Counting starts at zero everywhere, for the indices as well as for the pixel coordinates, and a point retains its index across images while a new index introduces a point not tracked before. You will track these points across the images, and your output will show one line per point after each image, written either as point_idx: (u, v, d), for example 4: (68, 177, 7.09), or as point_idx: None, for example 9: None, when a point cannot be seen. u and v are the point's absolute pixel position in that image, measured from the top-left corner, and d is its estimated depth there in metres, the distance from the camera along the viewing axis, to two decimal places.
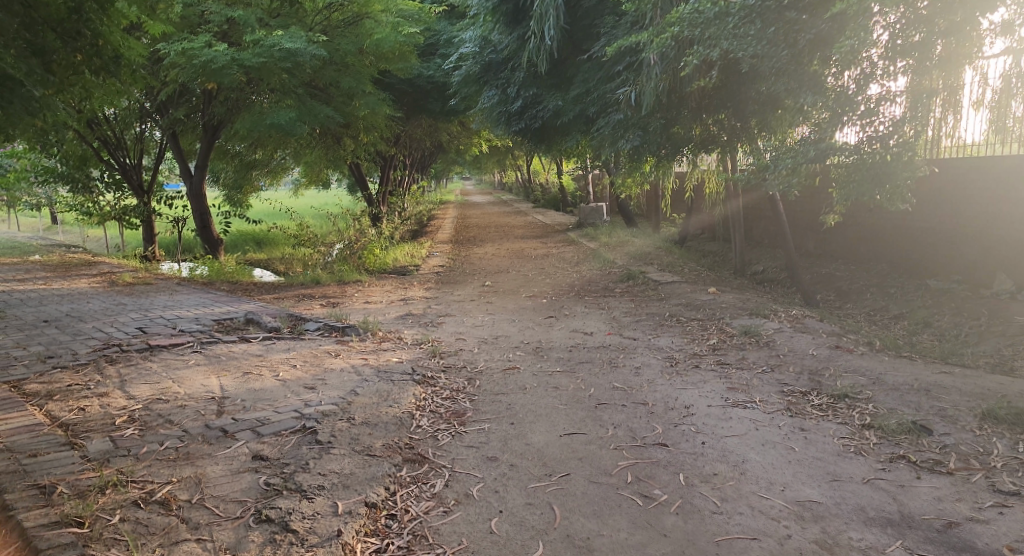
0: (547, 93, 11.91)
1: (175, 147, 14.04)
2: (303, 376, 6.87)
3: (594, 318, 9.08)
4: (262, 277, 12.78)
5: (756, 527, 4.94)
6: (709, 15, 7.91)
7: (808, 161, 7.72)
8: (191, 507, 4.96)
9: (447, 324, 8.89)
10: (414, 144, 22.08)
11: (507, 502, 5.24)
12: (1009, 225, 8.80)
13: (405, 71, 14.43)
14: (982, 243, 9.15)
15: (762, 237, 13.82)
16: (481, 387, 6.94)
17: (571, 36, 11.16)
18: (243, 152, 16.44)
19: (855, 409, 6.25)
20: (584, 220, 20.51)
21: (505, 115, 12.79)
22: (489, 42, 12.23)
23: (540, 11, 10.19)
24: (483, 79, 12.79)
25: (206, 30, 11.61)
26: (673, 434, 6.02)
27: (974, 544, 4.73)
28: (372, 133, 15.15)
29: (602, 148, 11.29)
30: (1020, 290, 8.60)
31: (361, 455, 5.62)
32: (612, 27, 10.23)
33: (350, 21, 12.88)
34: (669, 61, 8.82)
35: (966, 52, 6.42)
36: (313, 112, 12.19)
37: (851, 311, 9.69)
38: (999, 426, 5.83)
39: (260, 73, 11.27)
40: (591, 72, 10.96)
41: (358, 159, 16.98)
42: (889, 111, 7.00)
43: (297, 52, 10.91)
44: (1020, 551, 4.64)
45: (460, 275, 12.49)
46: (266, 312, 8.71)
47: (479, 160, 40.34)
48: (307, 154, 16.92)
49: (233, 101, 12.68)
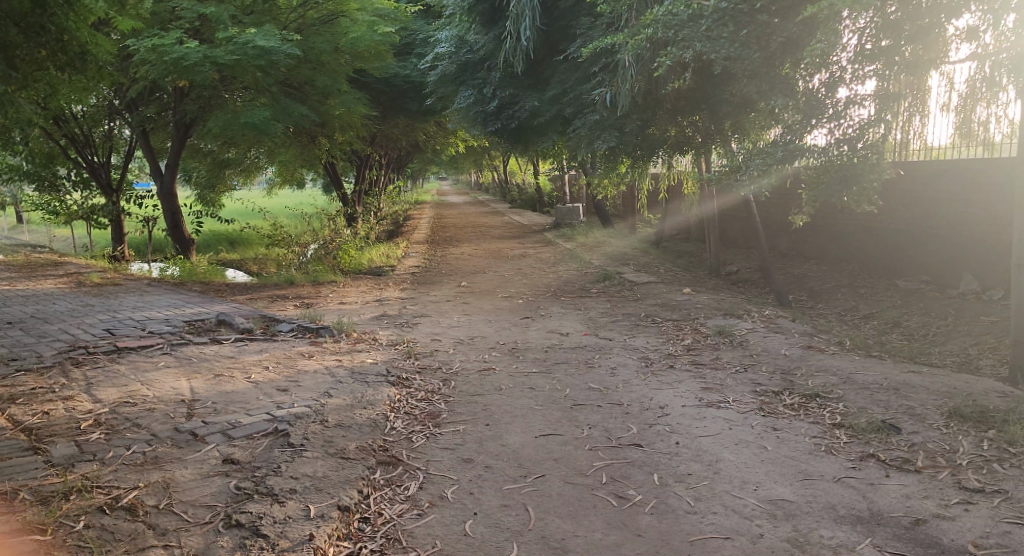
0: (524, 94, 11.87)
1: (144, 145, 13.67)
2: (275, 378, 6.78)
3: (570, 318, 9.09)
4: (234, 277, 12.59)
5: (728, 526, 4.98)
6: (683, 17, 7.97)
7: (779, 163, 7.68)
8: (159, 513, 4.88)
9: (423, 325, 8.84)
10: (390, 145, 21.94)
11: (483, 503, 5.24)
12: (974, 227, 8.98)
13: (381, 71, 14.42)
14: (948, 243, 9.34)
15: (736, 237, 13.94)
16: (457, 388, 6.91)
17: (547, 37, 11.21)
18: (215, 151, 16.17)
19: (826, 408, 6.34)
20: (560, 220, 20.54)
21: (481, 116, 12.75)
22: (465, 42, 12.27)
23: (517, 11, 10.11)
24: (459, 79, 12.71)
25: (177, 26, 11.40)
26: (648, 434, 6.06)
27: (941, 540, 4.80)
28: (349, 132, 15.02)
29: (578, 150, 11.31)
30: (985, 289, 8.81)
31: (334, 458, 5.60)
32: (588, 28, 10.26)
33: (325, 20, 12.75)
34: (644, 62, 8.82)
35: (933, 58, 6.53)
36: (288, 111, 12.04)
37: (823, 311, 9.67)
38: (964, 424, 5.94)
39: (233, 71, 11.14)
40: (567, 73, 11.04)
41: (333, 158, 16.82)
42: (857, 114, 7.07)
43: (271, 50, 10.81)
44: (984, 547, 4.72)
45: (436, 276, 12.39)
46: (239, 313, 8.60)
47: (456, 162, 40.22)
48: (282, 155, 16.68)
49: (205, 99, 12.24)
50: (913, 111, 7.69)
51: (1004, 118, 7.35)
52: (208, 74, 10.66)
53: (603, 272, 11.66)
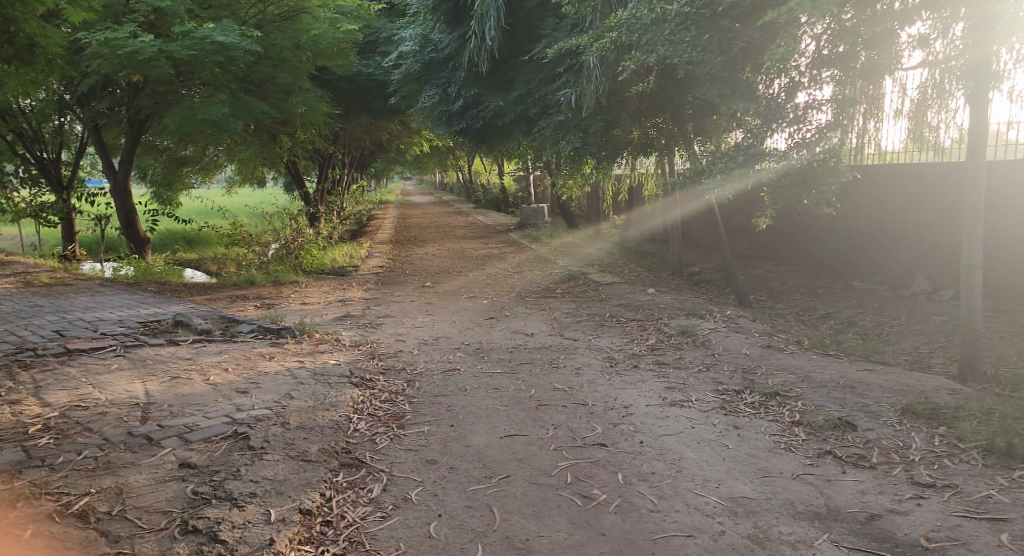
0: (488, 93, 11.75)
1: (96, 140, 13.24)
2: (234, 380, 6.67)
3: (534, 319, 9.10)
4: (191, 277, 12.32)
5: (691, 524, 5.04)
6: (646, 21, 7.92)
7: (738, 167, 7.74)
8: (111, 519, 4.78)
9: (387, 325, 8.77)
10: (354, 144, 21.74)
11: (447, 506, 5.22)
12: (925, 228, 9.23)
13: (343, 69, 14.21)
14: (900, 245, 9.58)
15: (699, 238, 14.09)
16: (421, 389, 6.87)
17: (513, 36, 11.29)
18: (172, 149, 15.73)
19: (786, 406, 6.46)
20: (525, 220, 20.57)
21: (445, 116, 12.54)
22: (430, 40, 12.06)
23: (481, 10, 10.05)
24: (424, 78, 12.56)
25: (132, 20, 11.10)
26: (612, 434, 6.11)
27: (895, 534, 4.92)
28: (311, 130, 14.83)
29: (542, 149, 11.34)
30: (936, 289, 9.07)
31: (296, 461, 5.54)
32: (553, 30, 10.33)
33: (287, 16, 12.63)
34: (608, 65, 8.90)
35: (887, 65, 6.63)
36: (248, 108, 11.81)
37: (783, 310, 9.69)
38: (917, 420, 6.11)
39: (190, 67, 10.90)
40: (531, 74, 11.15)
41: (296, 156, 16.59)
42: (816, 119, 7.10)
43: (229, 46, 10.66)
44: (935, 540, 4.85)
45: (400, 277, 12.25)
46: (196, 314, 8.43)
47: (420, 161, 39.99)
48: (242, 153, 16.37)
49: (161, 94, 11.88)
50: (871, 119, 7.77)
51: (953, 123, 7.45)
52: (165, 69, 10.46)
53: (567, 272, 11.74)
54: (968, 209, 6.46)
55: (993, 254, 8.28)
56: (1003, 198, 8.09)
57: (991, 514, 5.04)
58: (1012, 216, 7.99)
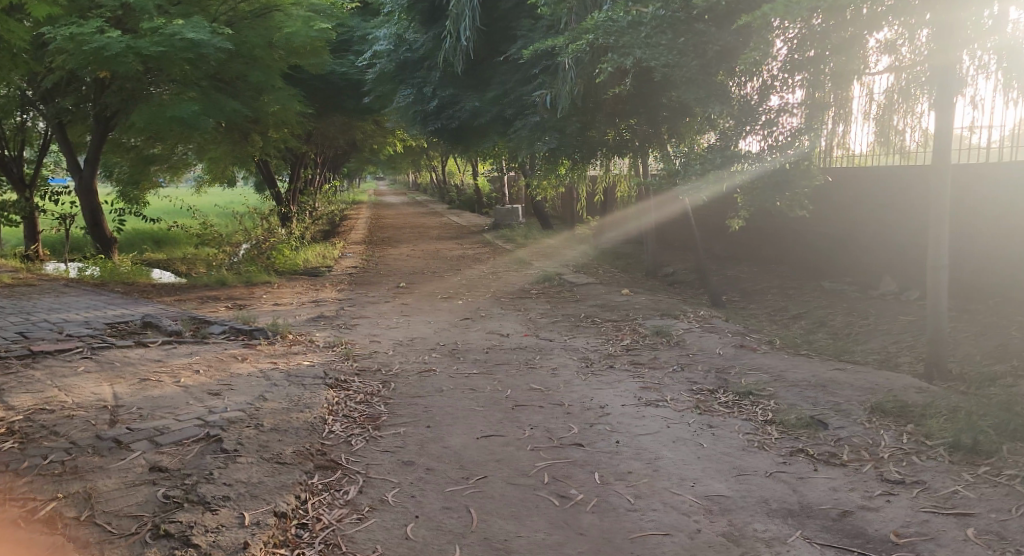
0: (463, 94, 11.74)
1: (61, 138, 12.92)
2: (206, 382, 6.56)
3: (510, 320, 9.09)
4: (160, 278, 12.11)
5: (668, 522, 5.08)
6: (623, 24, 8.07)
7: (716, 168, 7.69)
8: (79, 525, 4.68)
9: (362, 326, 8.71)
10: (327, 144, 21.59)
11: (424, 507, 5.19)
12: (893, 230, 9.39)
13: (318, 68, 14.15)
14: (870, 246, 9.73)
15: (674, 240, 14.20)
16: (397, 390, 6.84)
17: (488, 36, 11.32)
18: (138, 147, 15.08)
19: (759, 405, 6.54)
20: (500, 221, 20.60)
21: (421, 116, 12.54)
22: (404, 40, 12.00)
23: (456, 10, 10.01)
24: (399, 77, 12.53)
25: (98, 15, 10.87)
26: (589, 434, 6.13)
27: (866, 530, 4.99)
28: (283, 128, 14.74)
29: (519, 150, 11.44)
30: (903, 289, 9.19)
31: (270, 464, 5.47)
32: (529, 30, 10.32)
33: (258, 13, 12.50)
34: (584, 66, 9.00)
35: (855, 69, 6.67)
36: (219, 106, 11.63)
37: (755, 310, 9.82)
38: (886, 418, 6.23)
39: (159, 63, 10.72)
40: (507, 74, 11.20)
41: (268, 155, 16.44)
42: (788, 122, 7.17)
43: (200, 43, 10.50)
44: (905, 535, 4.93)
45: (374, 277, 12.20)
46: (165, 315, 8.29)
47: (391, 162, 39.86)
48: (210, 154, 15.94)
49: (129, 92, 11.59)
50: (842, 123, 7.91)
51: (919, 127, 7.56)
52: (132, 66, 10.24)
53: (542, 273, 11.78)
54: (935, 212, 6.59)
55: (958, 256, 8.44)
56: (968, 201, 8.25)
57: (958, 510, 5.13)
58: (976, 218, 8.17)
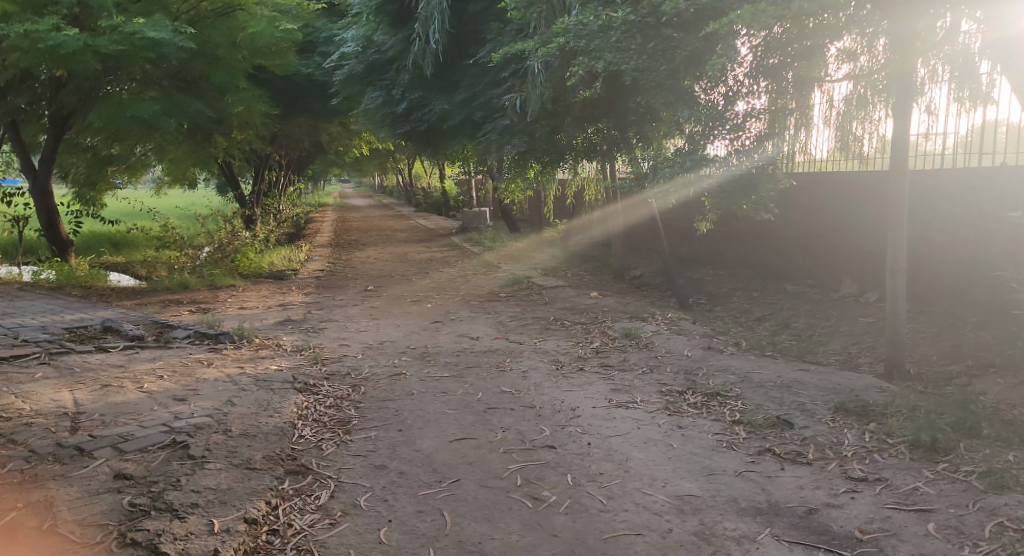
0: (432, 96, 11.57)
1: (14, 137, 12.45)
2: (171, 387, 6.43)
3: (480, 323, 9.07)
4: (119, 281, 11.83)
5: (640, 523, 5.12)
6: (594, 28, 8.10)
7: (686, 171, 7.92)
8: (41, 535, 4.53)
9: (330, 330, 8.61)
10: (291, 145, 21.28)
11: (397, 511, 5.15)
12: (852, 233, 9.61)
13: (282, 68, 13.93)
14: (830, 250, 9.93)
15: (640, 242, 14.30)
16: (367, 394, 6.77)
17: (456, 40, 11.06)
18: (95, 147, 14.40)
19: (726, 406, 6.64)
20: (467, 224, 20.49)
21: (389, 117, 12.60)
22: (372, 42, 11.89)
23: (425, 14, 10.13)
24: (366, 79, 12.49)
25: (54, 11, 10.48)
26: (560, 436, 6.15)
27: (831, 527, 5.09)
28: (247, 129, 14.50)
29: (488, 153, 11.67)
30: (862, 292, 9.42)
31: (239, 469, 5.37)
32: (498, 34, 10.30)
33: (221, 12, 12.35)
34: (553, 71, 9.28)
35: (816, 75, 6.84)
36: (181, 106, 11.36)
37: (720, 312, 10.02)
38: (849, 418, 6.37)
39: (118, 60, 10.53)
40: (477, 77, 10.99)
41: (231, 156, 16.17)
42: (753, 127, 7.25)
43: (162, 42, 10.32)
44: (869, 532, 5.03)
45: (342, 279, 12.21)
46: (126, 320, 8.08)
47: (355, 165, 39.48)
48: (173, 155, 15.64)
49: (86, 91, 11.38)
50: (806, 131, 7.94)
51: (877, 133, 7.80)
52: (89, 64, 10.05)
53: (511, 276, 11.77)
54: (892, 215, 6.77)
55: (917, 259, 8.67)
56: (924, 206, 8.53)
57: (919, 506, 5.25)
58: (933, 223, 8.43)
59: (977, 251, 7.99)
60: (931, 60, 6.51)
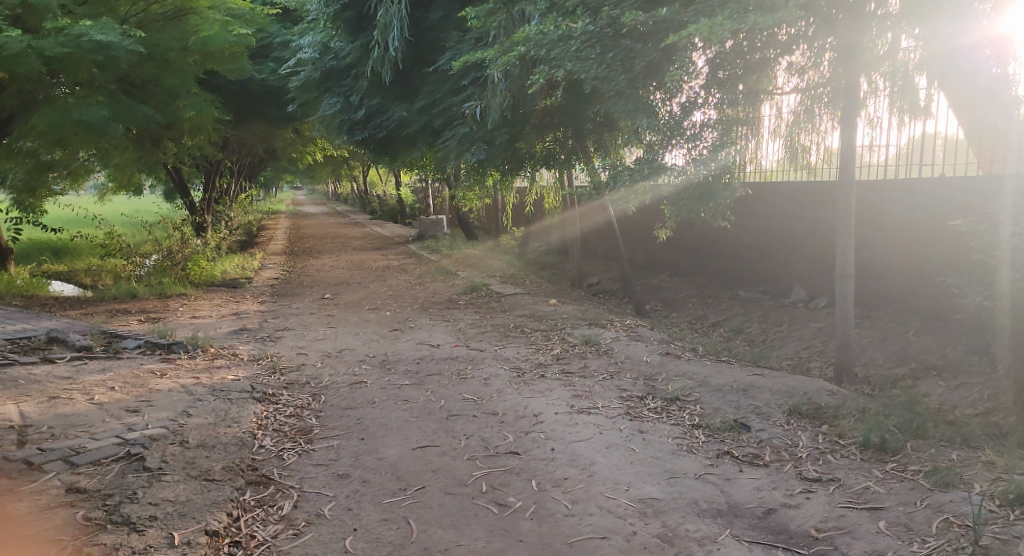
0: (392, 103, 11.57)
1: None
2: (123, 398, 6.22)
3: (439, 330, 9.02)
4: (61, 290, 11.44)
5: (605, 526, 5.14)
6: (553, 36, 7.93)
7: (645, 179, 7.92)
8: None
9: (287, 338, 8.47)
10: (244, 151, 20.90)
11: (361, 519, 5.06)
12: (804, 241, 9.85)
13: (235, 73, 13.78)
14: (778, 257, 10.23)
15: (596, 250, 14.43)
16: (327, 403, 6.67)
17: (415, 49, 11.13)
18: (36, 153, 13.72)
19: (686, 410, 6.75)
20: (423, 233, 20.38)
21: (347, 124, 12.53)
22: (330, 49, 11.95)
23: (384, 21, 10.04)
24: (324, 85, 12.44)
25: None
26: (524, 442, 6.15)
27: (789, 526, 5.17)
28: (198, 134, 14.27)
29: (446, 160, 11.67)
30: (812, 298, 9.67)
31: (197, 481, 5.21)
32: (457, 42, 10.35)
33: (171, 15, 11.94)
34: (513, 79, 9.41)
35: (766, 87, 7.18)
36: (129, 111, 11.07)
37: (676, 319, 10.41)
38: (803, 420, 6.51)
39: (63, 63, 10.27)
40: (436, 84, 10.93)
41: (179, 163, 15.83)
42: (709, 136, 7.40)
43: (110, 45, 10.04)
44: (825, 530, 5.11)
45: (298, 287, 12.08)
46: (73, 329, 7.79)
47: (307, 174, 39.02)
48: (121, 164, 15.26)
49: (28, 94, 10.93)
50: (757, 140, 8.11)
51: (822, 143, 8.28)
52: (33, 66, 9.79)
53: (468, 283, 11.75)
54: (841, 220, 6.95)
55: (867, 267, 8.94)
56: (874, 214, 8.82)
57: (870, 504, 5.32)
58: (885, 232, 8.68)
59: (919, 259, 8.35)
60: (872, 75, 6.80)
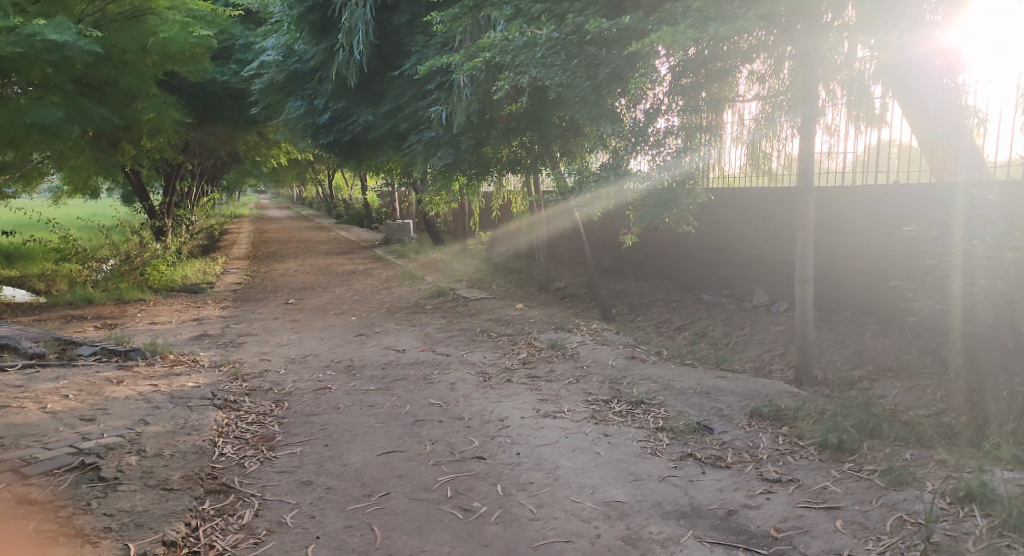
0: (357, 107, 11.43)
1: None
2: (78, 407, 6.10)
3: (405, 335, 8.99)
4: (12, 295, 11.18)
5: (570, 529, 5.17)
6: (518, 43, 8.02)
7: (609, 184, 8.34)
8: None
9: (250, 344, 8.38)
10: (206, 154, 20.59)
11: (325, 526, 5.03)
12: (765, 246, 10.02)
13: (196, 74, 13.59)
14: (739, 261, 10.41)
15: (562, 253, 14.48)
16: (291, 409, 6.61)
17: (381, 53, 11.11)
18: None
19: (650, 413, 6.83)
20: (388, 236, 20.27)
21: (312, 127, 12.32)
22: (294, 51, 11.90)
23: (349, 24, 10.07)
24: (287, 88, 12.34)
25: None
26: (490, 446, 6.17)
27: (749, 527, 5.26)
28: (156, 135, 14.02)
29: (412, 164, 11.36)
30: (773, 301, 9.84)
31: (155, 490, 5.13)
32: (423, 47, 10.36)
33: (129, 15, 11.72)
34: (479, 84, 9.47)
35: (727, 94, 7.29)
36: (86, 112, 10.86)
37: (642, 323, 10.51)
38: (764, 422, 6.62)
39: (15, 62, 10.03)
40: (402, 88, 10.87)
41: (136, 165, 15.55)
42: (673, 143, 7.82)
43: (64, 44, 9.83)
44: (784, 530, 5.21)
45: (261, 292, 11.96)
46: (26, 336, 7.62)
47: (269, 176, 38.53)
48: (78, 172, 14.98)
49: None
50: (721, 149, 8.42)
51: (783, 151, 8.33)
52: None
53: (434, 287, 11.73)
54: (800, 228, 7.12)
55: (825, 271, 9.12)
56: (831, 220, 8.99)
57: (827, 504, 5.43)
58: (842, 237, 8.85)
59: (875, 264, 8.54)
60: (829, 84, 6.95)
